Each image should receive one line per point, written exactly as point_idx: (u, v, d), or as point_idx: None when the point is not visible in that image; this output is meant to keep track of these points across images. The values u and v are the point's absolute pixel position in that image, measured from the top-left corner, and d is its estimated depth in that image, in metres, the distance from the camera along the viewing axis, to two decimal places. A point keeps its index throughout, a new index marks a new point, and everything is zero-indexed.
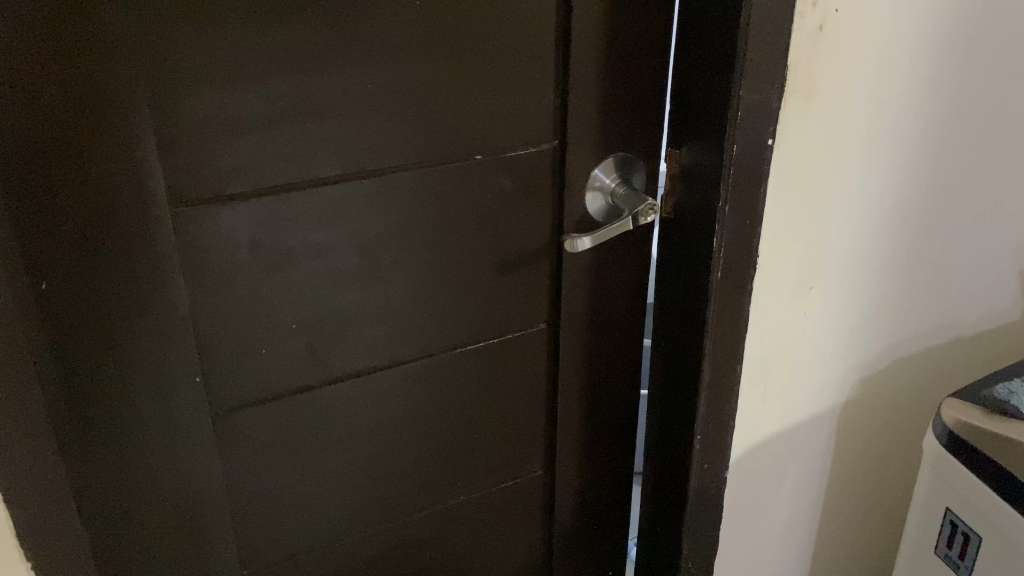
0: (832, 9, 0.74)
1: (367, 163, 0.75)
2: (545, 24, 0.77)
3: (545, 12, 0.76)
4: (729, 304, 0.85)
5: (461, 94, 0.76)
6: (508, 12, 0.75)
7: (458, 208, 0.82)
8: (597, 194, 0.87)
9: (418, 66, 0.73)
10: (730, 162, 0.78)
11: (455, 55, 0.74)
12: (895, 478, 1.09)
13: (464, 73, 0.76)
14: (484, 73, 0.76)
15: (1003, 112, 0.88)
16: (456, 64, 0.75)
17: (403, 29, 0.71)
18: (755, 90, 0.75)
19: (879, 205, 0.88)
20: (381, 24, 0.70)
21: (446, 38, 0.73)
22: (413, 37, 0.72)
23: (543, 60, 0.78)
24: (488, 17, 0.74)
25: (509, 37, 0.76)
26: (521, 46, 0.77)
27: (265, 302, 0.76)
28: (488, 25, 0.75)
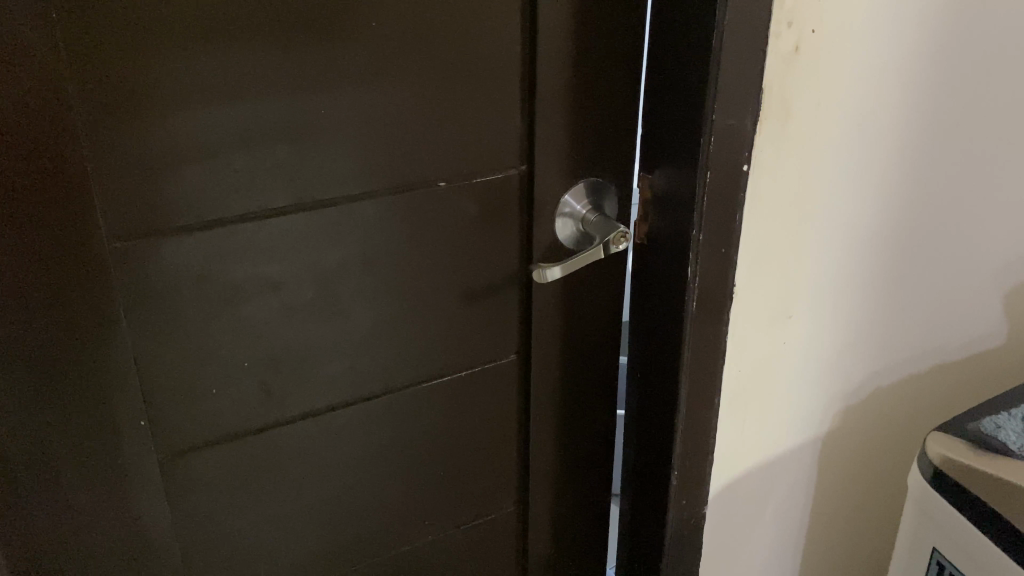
0: (808, 30, 0.71)
1: (323, 193, 0.72)
2: (510, 45, 0.73)
3: (511, 33, 0.73)
4: (706, 335, 0.81)
5: (422, 119, 0.73)
6: (472, 33, 0.71)
7: (421, 238, 0.78)
8: (568, 220, 0.83)
9: (377, 92, 0.70)
10: (703, 189, 0.75)
11: (415, 79, 0.71)
12: (881, 508, 1.06)
13: (424, 99, 0.72)
14: (446, 97, 0.73)
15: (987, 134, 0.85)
16: (417, 89, 0.71)
17: (359, 52, 0.68)
18: (729, 115, 0.72)
19: (858, 230, 0.84)
20: (337, 47, 0.67)
21: (407, 62, 0.70)
22: (370, 62, 0.68)
23: (508, 84, 0.75)
24: (450, 40, 0.71)
25: (473, 59, 0.72)
26: (486, 68, 0.73)
27: (215, 340, 0.72)
28: (451, 47, 0.71)
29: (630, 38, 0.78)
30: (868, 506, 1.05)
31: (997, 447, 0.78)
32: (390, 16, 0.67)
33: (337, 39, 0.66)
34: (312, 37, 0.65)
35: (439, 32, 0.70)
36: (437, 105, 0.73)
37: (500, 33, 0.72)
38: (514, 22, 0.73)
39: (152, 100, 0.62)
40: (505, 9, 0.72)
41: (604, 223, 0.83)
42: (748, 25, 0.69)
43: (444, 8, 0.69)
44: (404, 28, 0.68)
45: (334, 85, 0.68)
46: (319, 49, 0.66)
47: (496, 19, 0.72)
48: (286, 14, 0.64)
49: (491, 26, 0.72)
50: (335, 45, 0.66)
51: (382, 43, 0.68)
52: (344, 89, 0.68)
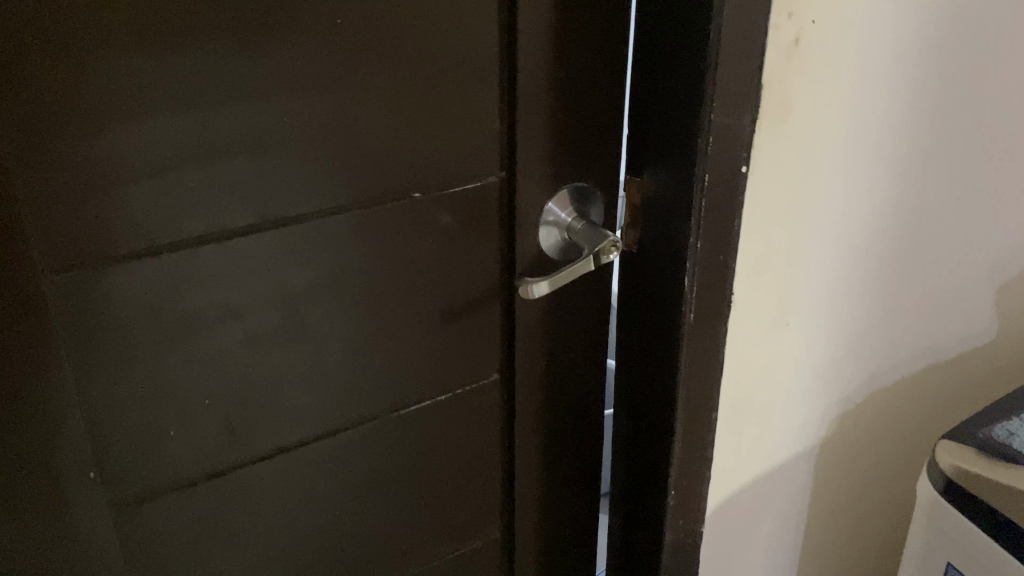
0: (809, 21, 0.66)
1: (286, 210, 0.65)
2: (487, 40, 0.67)
3: (488, 28, 0.67)
4: (703, 347, 0.76)
5: (394, 125, 0.66)
6: (446, 28, 0.65)
7: (394, 254, 0.72)
8: (551, 229, 0.78)
9: (344, 97, 0.63)
10: (700, 192, 0.70)
11: (384, 82, 0.64)
12: (885, 511, 1.03)
13: (396, 102, 0.65)
14: (419, 100, 0.66)
15: (983, 126, 0.82)
16: (388, 93, 0.65)
17: (324, 52, 0.61)
18: (726, 113, 0.67)
19: (856, 230, 0.80)
20: (299, 47, 0.60)
21: (377, 62, 0.63)
22: (335, 63, 0.61)
23: (486, 84, 0.69)
24: (422, 37, 0.64)
25: (447, 58, 0.66)
26: (461, 67, 0.67)
27: (171, 377, 0.65)
28: (424, 45, 0.64)
29: (615, 31, 0.72)
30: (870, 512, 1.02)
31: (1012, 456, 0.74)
32: (358, 11, 0.61)
33: (298, 38, 0.59)
34: (270, 36, 0.58)
35: (411, 28, 0.63)
36: (410, 109, 0.66)
37: (476, 27, 0.66)
38: (491, 16, 0.66)
39: (90, 114, 0.54)
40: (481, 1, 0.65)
41: (593, 230, 0.77)
42: (747, 16, 0.63)
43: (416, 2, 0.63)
44: (373, 24, 0.62)
45: (297, 90, 0.61)
46: (280, 50, 0.59)
47: (472, 12, 0.65)
48: (240, 11, 0.56)
49: (466, 20, 0.65)
50: (297, 45, 0.59)
51: (348, 42, 0.61)
52: (307, 94, 0.61)
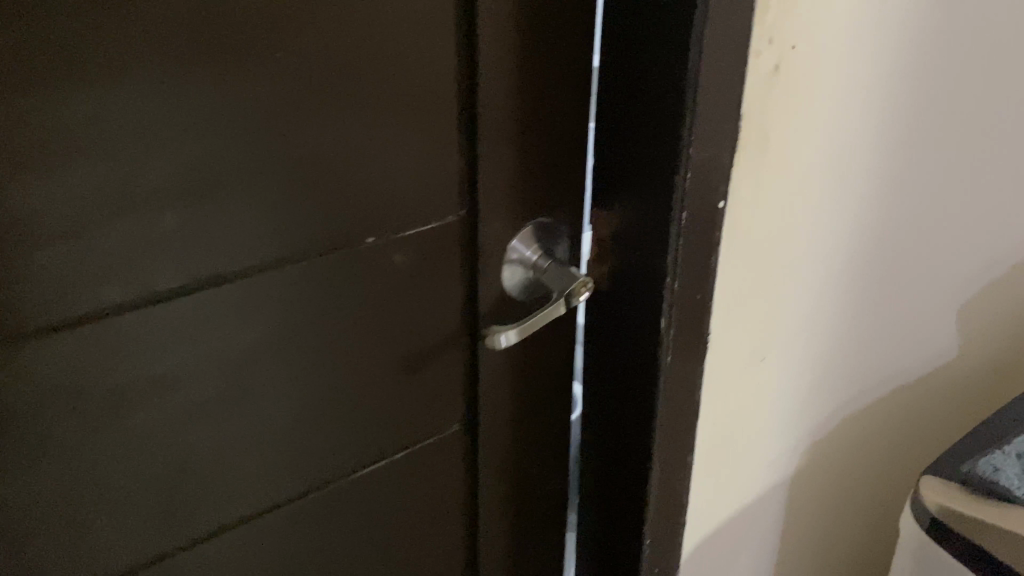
0: (788, 46, 0.62)
1: (227, 266, 0.57)
2: (445, 71, 0.61)
3: (446, 56, 0.61)
4: (679, 391, 0.72)
5: (345, 166, 0.60)
6: (401, 59, 0.58)
7: (349, 306, 0.65)
8: (516, 267, 0.72)
9: (289, 139, 0.56)
10: (677, 231, 0.65)
11: (333, 119, 0.57)
12: (861, 531, 1.01)
13: (346, 140, 0.59)
14: (373, 138, 0.60)
15: (949, 146, 0.80)
16: (338, 132, 0.58)
17: (265, 91, 0.54)
18: (704, 147, 0.62)
19: (830, 260, 0.77)
20: (237, 86, 0.52)
21: (326, 99, 0.56)
22: (278, 101, 0.54)
23: (444, 118, 0.63)
24: (374, 71, 0.58)
25: (403, 90, 0.60)
26: (417, 101, 0.61)
27: (99, 460, 0.57)
28: (376, 78, 0.58)
29: (580, 57, 0.66)
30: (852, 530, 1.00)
31: (1004, 494, 0.71)
32: (302, 44, 0.54)
33: (235, 76, 0.52)
34: (203, 74, 0.51)
35: (363, 60, 0.57)
36: (364, 148, 0.60)
37: (432, 57, 0.60)
38: (448, 44, 0.60)
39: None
40: (438, 28, 0.59)
41: (561, 269, 0.72)
42: (726, 45, 0.59)
43: (367, 31, 0.56)
44: (320, 56, 0.55)
45: (234, 133, 0.54)
46: (215, 89, 0.52)
47: (428, 41, 0.59)
48: (167, 48, 0.49)
49: (421, 49, 0.59)
50: (234, 83, 0.52)
51: (293, 78, 0.54)
52: (247, 137, 0.54)
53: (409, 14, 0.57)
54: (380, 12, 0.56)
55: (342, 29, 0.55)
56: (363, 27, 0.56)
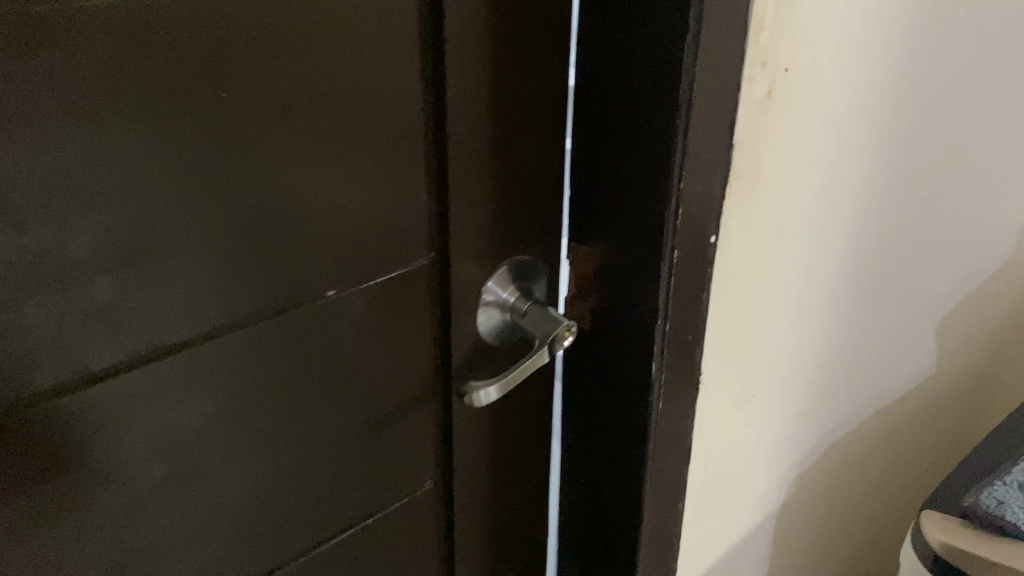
0: (782, 69, 0.57)
1: (167, 338, 0.49)
2: (411, 103, 0.54)
3: (412, 87, 0.54)
4: (671, 437, 0.67)
5: (307, 214, 0.52)
6: (363, 93, 0.51)
7: (312, 368, 0.58)
8: (492, 310, 0.66)
9: (236, 188, 0.48)
10: (668, 271, 0.60)
11: (292, 164, 0.50)
12: (848, 549, 1.00)
13: (308, 186, 0.52)
14: (332, 180, 0.53)
15: (930, 160, 0.77)
16: (294, 177, 0.51)
17: (209, 137, 0.46)
18: (697, 181, 0.57)
19: (820, 286, 0.73)
20: (181, 131, 0.45)
21: (279, 141, 0.49)
22: (230, 146, 0.47)
23: (411, 157, 0.56)
24: (337, 108, 0.51)
25: (367, 128, 0.53)
26: (382, 137, 0.54)
27: (20, 568, 0.49)
28: (339, 118, 0.51)
29: (555, 82, 0.61)
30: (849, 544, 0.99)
31: (1012, 530, 0.67)
32: (251, 81, 0.46)
33: (174, 123, 0.44)
34: (136, 123, 0.43)
35: (320, 96, 0.50)
36: (325, 193, 0.53)
37: (396, 88, 0.53)
38: (414, 73, 0.54)
39: None
40: (403, 56, 0.52)
41: (537, 308, 0.66)
42: (719, 71, 0.54)
43: (325, 64, 0.49)
44: (273, 96, 0.47)
45: (172, 188, 0.46)
46: (150, 141, 0.44)
47: (392, 71, 0.52)
48: (93, 92, 0.41)
49: (385, 80, 0.52)
50: (171, 131, 0.44)
51: (240, 121, 0.47)
52: (187, 191, 0.46)
53: (371, 42, 0.50)
54: (339, 42, 0.49)
55: (297, 63, 0.48)
56: (321, 60, 0.49)
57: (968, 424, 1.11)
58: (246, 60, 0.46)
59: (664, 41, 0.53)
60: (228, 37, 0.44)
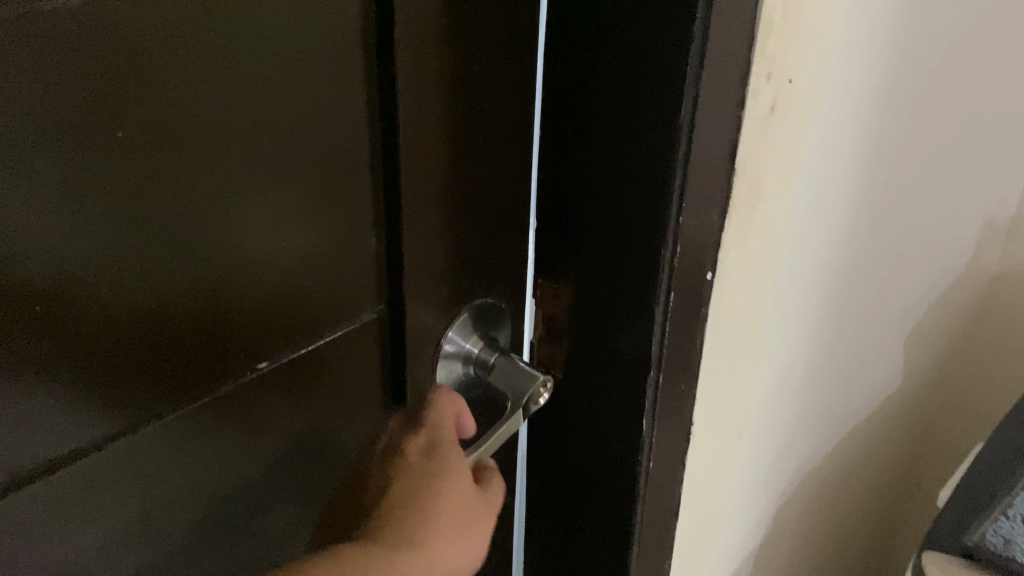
0: (787, 81, 0.50)
1: (65, 444, 0.37)
2: (357, 135, 0.45)
3: (359, 116, 0.44)
4: (660, 492, 0.60)
5: (244, 269, 0.41)
6: (305, 123, 0.41)
7: (254, 452, 0.46)
8: (452, 363, 0.57)
9: (150, 242, 0.37)
10: (663, 314, 0.52)
11: (224, 205, 0.39)
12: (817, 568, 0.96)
13: (245, 234, 0.41)
14: (267, 226, 0.42)
15: (906, 166, 0.72)
16: (222, 226, 0.39)
17: (117, 181, 0.34)
18: (697, 213, 0.49)
19: (805, 310, 0.67)
20: (77, 167, 0.33)
21: (205, 181, 0.38)
22: (144, 185, 0.36)
23: (361, 198, 0.46)
24: (278, 139, 0.40)
25: (312, 168, 0.43)
26: (327, 175, 0.44)
27: None
28: (281, 152, 0.41)
29: (521, 97, 0.52)
30: (824, 555, 0.97)
31: None
32: (172, 110, 0.35)
33: (72, 163, 0.33)
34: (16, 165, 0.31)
35: (255, 123, 0.39)
36: (266, 238, 0.42)
37: (341, 118, 0.43)
38: (360, 98, 0.44)
39: None
40: (348, 80, 0.43)
41: (503, 360, 0.57)
42: (724, 87, 0.46)
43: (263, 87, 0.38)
44: (198, 127, 0.37)
45: (64, 244, 0.33)
46: (38, 194, 0.32)
47: (336, 97, 0.42)
48: None
49: (330, 109, 0.42)
50: (63, 172, 0.32)
51: (156, 155, 0.36)
52: (84, 244, 0.34)
53: (313, 65, 0.40)
54: (277, 63, 0.39)
55: (230, 88, 0.37)
56: (257, 87, 0.38)
57: (919, 429, 1.10)
58: (165, 86, 0.35)
59: (664, 55, 0.45)
60: (140, 55, 0.33)
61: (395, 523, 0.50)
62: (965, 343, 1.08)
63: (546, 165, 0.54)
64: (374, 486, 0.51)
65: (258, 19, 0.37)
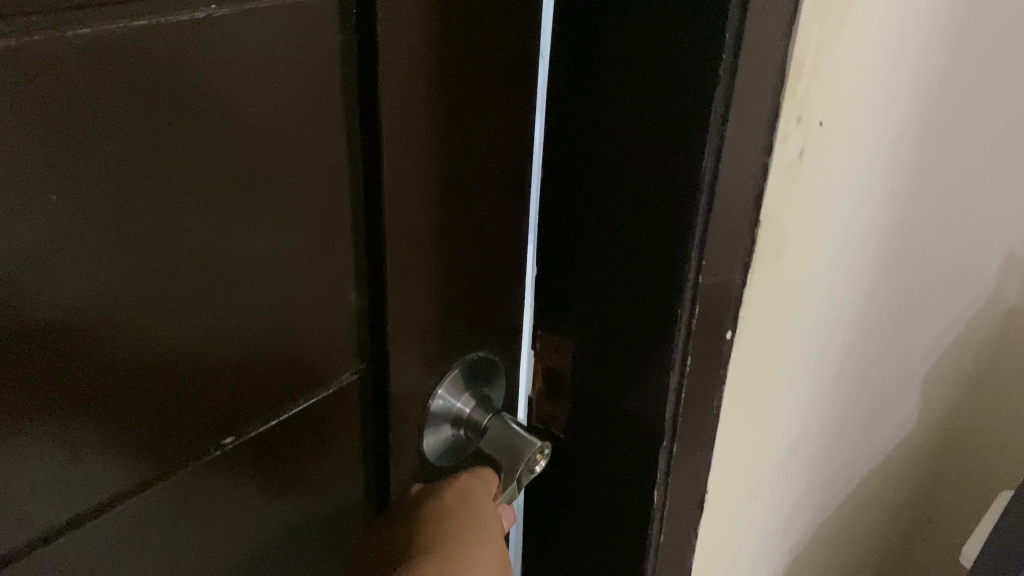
0: (816, 124, 0.45)
1: (14, 527, 0.32)
2: (336, 182, 0.40)
3: (341, 160, 0.40)
4: (667, 563, 0.55)
5: (230, 323, 0.37)
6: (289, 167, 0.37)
7: (233, 522, 0.42)
8: (441, 424, 0.52)
9: (114, 301, 0.32)
10: (678, 378, 0.47)
11: (208, 255, 0.35)
12: None
13: (230, 287, 0.37)
14: (249, 283, 0.37)
15: (934, 205, 0.68)
16: (195, 283, 0.35)
17: (77, 234, 0.30)
18: (717, 270, 0.44)
19: (824, 359, 0.63)
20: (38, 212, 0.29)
21: (176, 234, 0.34)
22: (118, 235, 0.31)
23: (343, 248, 0.42)
24: (268, 182, 0.36)
25: (291, 219, 0.38)
26: (310, 228, 0.39)
27: None
28: (270, 197, 0.37)
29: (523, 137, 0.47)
30: None
31: None
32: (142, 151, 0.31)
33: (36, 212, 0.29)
34: None
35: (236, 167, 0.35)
36: (253, 291, 0.38)
37: (323, 160, 0.39)
38: (339, 142, 0.39)
39: None
40: (330, 120, 0.38)
41: (498, 422, 0.51)
42: (750, 131, 0.41)
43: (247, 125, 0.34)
44: (180, 168, 0.33)
45: (17, 306, 0.29)
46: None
47: (320, 139, 0.38)
48: None
49: (312, 151, 0.38)
50: (21, 220, 0.28)
51: (132, 200, 0.31)
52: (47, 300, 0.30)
53: (295, 102, 0.36)
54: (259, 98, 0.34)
55: (212, 127, 0.33)
56: (235, 126, 0.34)
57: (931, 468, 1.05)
58: (136, 123, 0.30)
59: (688, 97, 0.40)
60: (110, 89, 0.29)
61: (439, 560, 0.46)
62: (982, 379, 1.03)
63: (548, 210, 0.49)
64: (403, 525, 0.48)
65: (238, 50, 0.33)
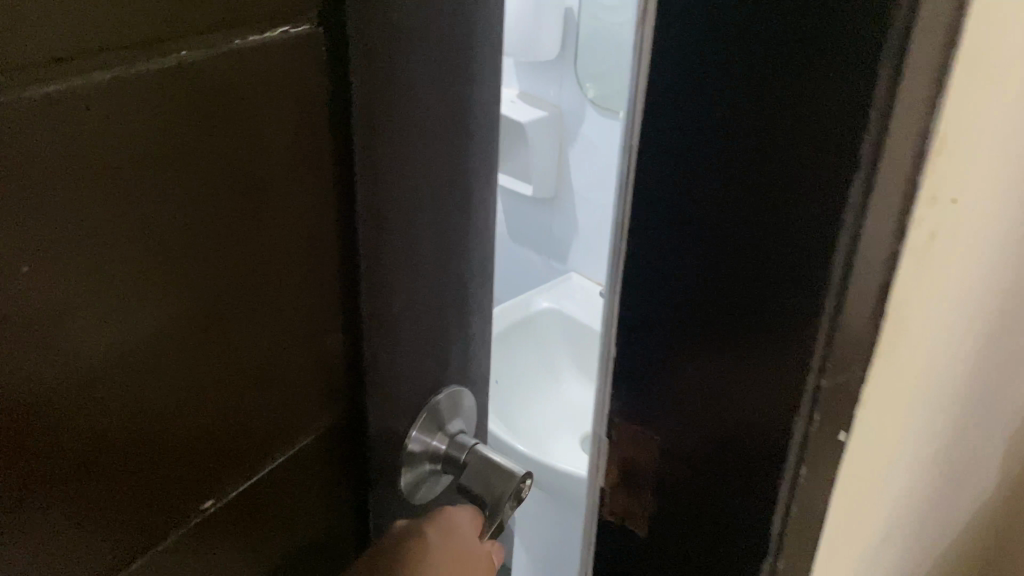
0: (950, 203, 0.40)
1: (79, 511, 0.35)
2: (324, 219, 0.44)
3: (311, 194, 0.42)
4: None
5: (238, 356, 0.41)
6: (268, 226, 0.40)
7: (227, 545, 0.45)
8: (418, 463, 0.56)
9: (111, 365, 0.34)
10: (791, 487, 0.41)
11: (223, 294, 0.39)
12: None
13: (239, 325, 0.40)
14: (256, 325, 0.41)
15: None
16: (184, 342, 0.38)
17: (78, 294, 0.32)
18: (842, 370, 0.39)
19: (928, 441, 0.57)
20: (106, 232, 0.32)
21: (168, 290, 0.36)
22: (161, 261, 0.35)
23: (328, 277, 0.46)
24: (264, 233, 0.40)
25: (260, 278, 0.41)
26: (282, 283, 0.42)
27: None
28: (268, 247, 0.41)
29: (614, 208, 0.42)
30: None
31: None
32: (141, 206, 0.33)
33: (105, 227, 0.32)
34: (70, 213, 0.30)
35: (222, 229, 0.38)
36: (256, 328, 0.41)
37: (293, 210, 0.42)
38: (320, 162, 0.42)
39: None
40: (299, 163, 0.41)
41: (476, 454, 0.55)
42: (889, 215, 0.36)
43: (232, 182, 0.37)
44: (208, 210, 0.36)
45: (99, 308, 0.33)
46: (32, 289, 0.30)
47: (291, 188, 0.41)
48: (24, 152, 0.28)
49: (286, 205, 0.41)
50: (95, 239, 0.31)
51: (171, 232, 0.35)
52: (108, 311, 0.33)
53: (271, 150, 0.39)
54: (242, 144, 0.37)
55: (199, 186, 0.36)
56: (248, 176, 0.38)
57: None
58: (137, 162, 0.32)
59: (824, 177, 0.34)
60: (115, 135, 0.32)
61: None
62: None
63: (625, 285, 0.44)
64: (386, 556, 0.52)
65: (226, 96, 0.36)
